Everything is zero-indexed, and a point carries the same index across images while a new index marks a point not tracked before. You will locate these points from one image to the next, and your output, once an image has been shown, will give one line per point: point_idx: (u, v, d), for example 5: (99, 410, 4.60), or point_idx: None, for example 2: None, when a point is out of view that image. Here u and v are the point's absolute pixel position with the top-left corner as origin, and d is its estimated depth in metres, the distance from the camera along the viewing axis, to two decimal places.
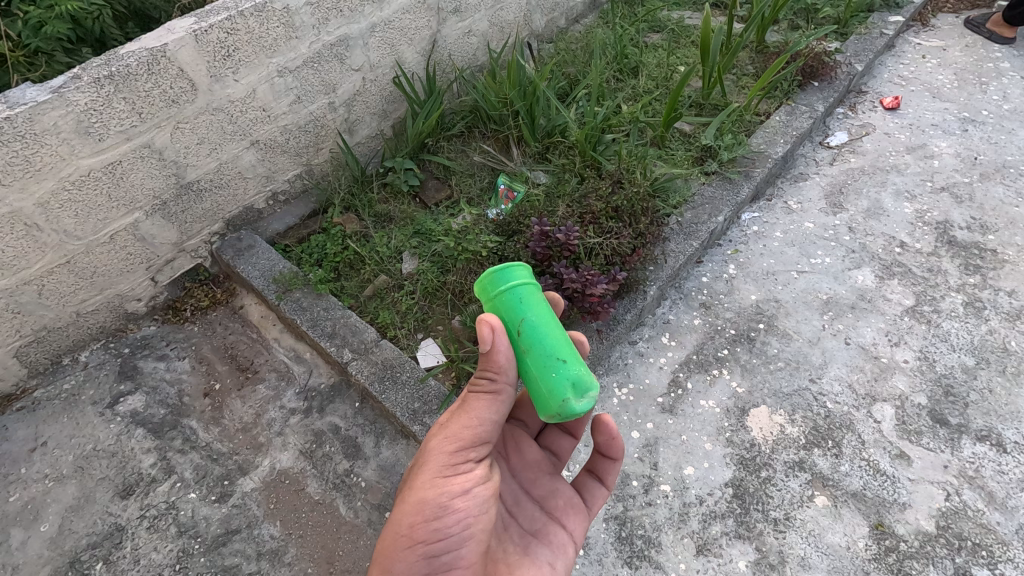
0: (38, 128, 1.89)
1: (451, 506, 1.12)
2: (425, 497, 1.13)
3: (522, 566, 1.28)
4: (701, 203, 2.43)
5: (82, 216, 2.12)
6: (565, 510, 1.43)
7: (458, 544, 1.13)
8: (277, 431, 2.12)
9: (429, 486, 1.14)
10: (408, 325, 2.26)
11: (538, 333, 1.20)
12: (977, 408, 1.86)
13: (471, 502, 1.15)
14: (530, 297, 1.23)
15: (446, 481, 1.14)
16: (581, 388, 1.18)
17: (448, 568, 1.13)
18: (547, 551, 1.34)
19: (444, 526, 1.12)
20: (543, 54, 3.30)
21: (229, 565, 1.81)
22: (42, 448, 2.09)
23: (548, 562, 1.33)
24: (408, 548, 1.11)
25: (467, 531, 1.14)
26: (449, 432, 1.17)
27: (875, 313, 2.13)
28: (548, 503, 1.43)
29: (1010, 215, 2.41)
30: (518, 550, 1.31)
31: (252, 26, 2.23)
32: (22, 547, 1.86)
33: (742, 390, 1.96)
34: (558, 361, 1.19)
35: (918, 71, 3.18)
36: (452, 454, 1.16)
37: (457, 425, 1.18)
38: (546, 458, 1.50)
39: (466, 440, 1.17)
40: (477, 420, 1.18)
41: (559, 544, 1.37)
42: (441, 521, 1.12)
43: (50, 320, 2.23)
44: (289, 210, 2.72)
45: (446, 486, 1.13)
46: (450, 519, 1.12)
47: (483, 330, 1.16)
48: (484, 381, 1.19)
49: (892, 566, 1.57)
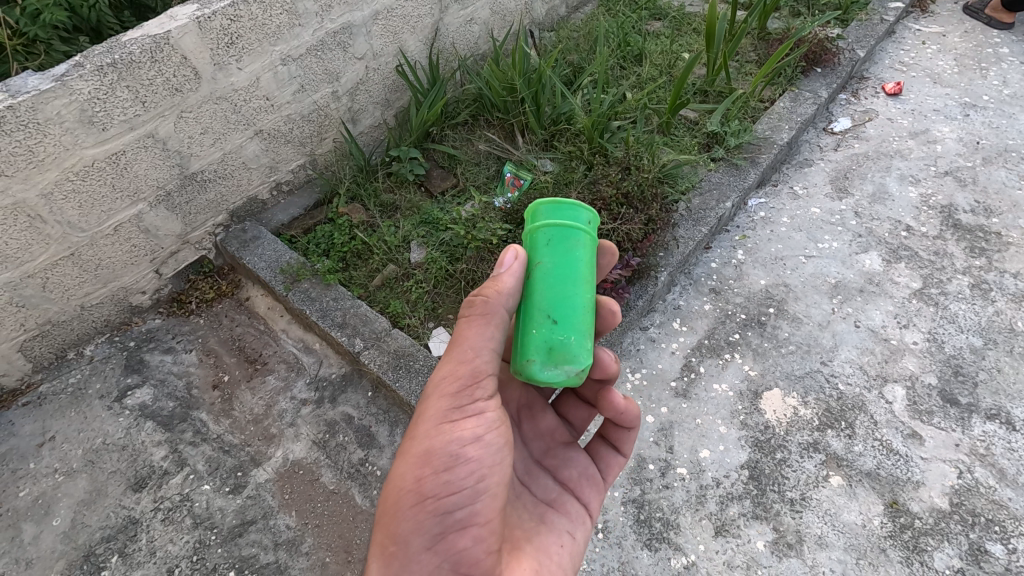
0: (41, 117, 1.85)
1: (461, 454, 1.10)
2: (432, 447, 1.10)
3: (539, 536, 1.29)
4: (709, 189, 2.43)
5: (86, 208, 2.09)
6: (583, 481, 1.45)
7: (471, 497, 1.09)
8: (289, 422, 2.11)
9: (435, 436, 1.12)
10: (418, 314, 2.25)
11: (550, 281, 1.18)
12: (987, 387, 1.89)
13: (482, 450, 1.12)
14: (573, 245, 1.20)
15: (452, 430, 1.12)
16: (552, 360, 1.13)
17: (463, 527, 1.08)
18: (565, 521, 1.36)
19: (455, 476, 1.08)
20: (545, 42, 3.28)
21: (246, 556, 1.80)
22: (50, 443, 2.07)
23: (566, 530, 1.34)
24: (416, 507, 1.08)
25: (481, 483, 1.10)
26: (447, 378, 1.15)
27: (884, 296, 2.15)
28: (562, 474, 1.44)
29: (1014, 198, 2.43)
30: (535, 519, 1.32)
31: (255, 12, 2.20)
32: (35, 541, 1.85)
33: (754, 374, 1.97)
34: (547, 320, 1.15)
35: (918, 57, 3.20)
36: (455, 398, 1.14)
37: (452, 366, 1.16)
38: (560, 428, 1.51)
39: (465, 378, 1.15)
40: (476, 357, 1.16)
41: (576, 514, 1.39)
42: (451, 471, 1.08)
43: (54, 314, 2.20)
44: (293, 201, 2.70)
45: (453, 434, 1.11)
46: (461, 470, 1.09)
47: (506, 256, 1.21)
48: (482, 314, 1.17)
49: (908, 543, 1.59)
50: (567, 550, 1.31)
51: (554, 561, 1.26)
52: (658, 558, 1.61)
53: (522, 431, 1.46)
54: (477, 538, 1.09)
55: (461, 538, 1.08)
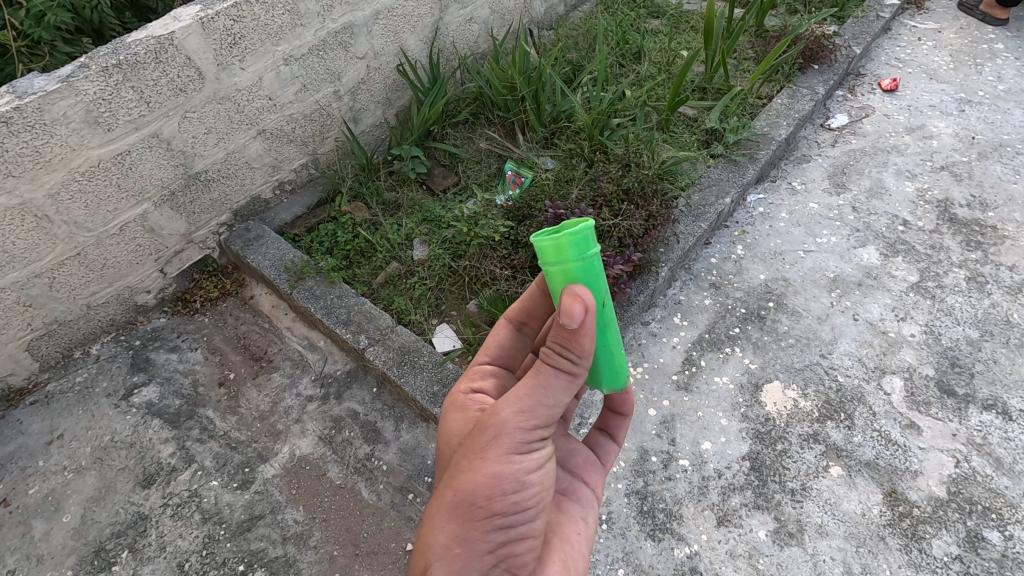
0: (48, 117, 1.87)
1: (526, 479, 1.14)
2: (501, 473, 1.11)
3: (561, 526, 1.31)
4: (708, 185, 2.46)
5: (92, 207, 2.11)
6: (587, 468, 1.45)
7: (530, 514, 1.16)
8: (295, 418, 2.13)
9: (503, 463, 1.11)
10: (422, 310, 2.27)
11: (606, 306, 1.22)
12: (983, 378, 1.92)
13: (540, 472, 1.17)
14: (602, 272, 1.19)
15: (520, 459, 1.13)
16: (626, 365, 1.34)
17: (520, 538, 1.16)
18: (579, 506, 1.37)
19: (520, 498, 1.13)
20: (545, 41, 3.31)
21: (255, 550, 1.83)
22: (58, 441, 2.09)
23: (581, 516, 1.36)
24: (484, 521, 1.11)
25: (537, 501, 1.17)
26: (522, 410, 1.12)
27: (881, 289, 2.18)
28: (569, 462, 1.44)
29: (1009, 192, 2.46)
30: (553, 509, 1.34)
31: (258, 13, 2.22)
32: (45, 538, 1.87)
33: (754, 366, 2.00)
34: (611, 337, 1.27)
35: (914, 53, 3.22)
36: (528, 432, 1.13)
37: (531, 401, 1.13)
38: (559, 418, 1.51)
39: (540, 417, 1.13)
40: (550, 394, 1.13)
41: (587, 499, 1.41)
42: (518, 494, 1.12)
43: (61, 313, 2.21)
44: (296, 200, 2.72)
45: (520, 462, 1.12)
46: (526, 493, 1.14)
47: (576, 310, 1.06)
48: (561, 361, 1.11)
49: (907, 530, 1.62)
50: (585, 537, 1.33)
51: (577, 549, 1.30)
52: (662, 548, 1.63)
53: None
54: (529, 546, 1.17)
55: (517, 547, 1.16)
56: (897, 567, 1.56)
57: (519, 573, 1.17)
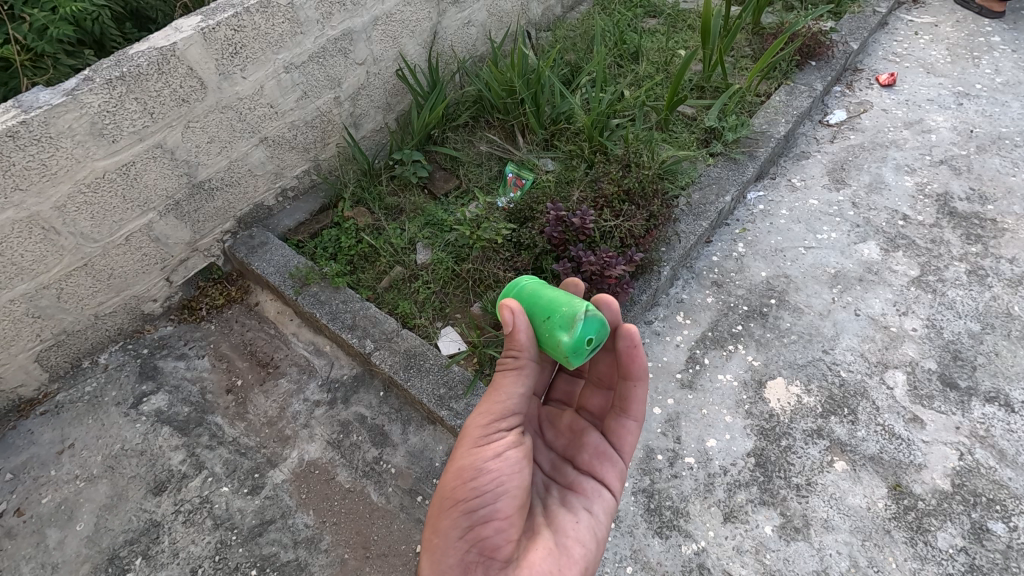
0: (53, 131, 1.89)
1: (485, 465, 1.20)
2: (462, 464, 1.21)
3: (560, 518, 1.32)
4: (708, 183, 2.48)
5: (99, 218, 2.13)
6: (602, 462, 1.44)
7: (494, 499, 1.19)
8: (303, 423, 2.15)
9: (464, 453, 1.23)
10: (426, 314, 2.29)
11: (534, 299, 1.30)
12: (985, 370, 1.93)
13: (505, 462, 1.21)
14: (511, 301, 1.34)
15: (478, 447, 1.22)
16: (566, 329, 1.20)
17: (486, 521, 1.18)
18: (584, 500, 1.38)
19: (480, 482, 1.19)
20: (543, 43, 3.32)
21: (267, 554, 1.85)
22: (70, 450, 2.11)
23: (585, 509, 1.36)
24: (451, 508, 1.20)
25: (502, 487, 1.20)
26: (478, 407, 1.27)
27: (883, 284, 2.19)
28: (580, 458, 1.45)
29: (1008, 185, 2.47)
30: (556, 503, 1.37)
31: (258, 22, 2.24)
32: (60, 546, 1.89)
33: (757, 363, 2.02)
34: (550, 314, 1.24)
35: (911, 48, 3.23)
36: (483, 424, 1.23)
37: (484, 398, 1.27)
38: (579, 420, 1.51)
39: (492, 409, 1.24)
40: (500, 391, 1.25)
41: (595, 492, 1.40)
42: (477, 480, 1.19)
43: (69, 323, 2.24)
44: (299, 206, 2.74)
45: (479, 452, 1.21)
46: (484, 478, 1.19)
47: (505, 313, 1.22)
48: (508, 359, 1.25)
49: (912, 523, 1.64)
50: (587, 526, 1.33)
51: (573, 539, 1.29)
52: (669, 545, 1.65)
53: (541, 436, 1.50)
54: (499, 530, 1.19)
55: (485, 530, 1.18)
56: (903, 560, 1.58)
57: (497, 558, 1.18)
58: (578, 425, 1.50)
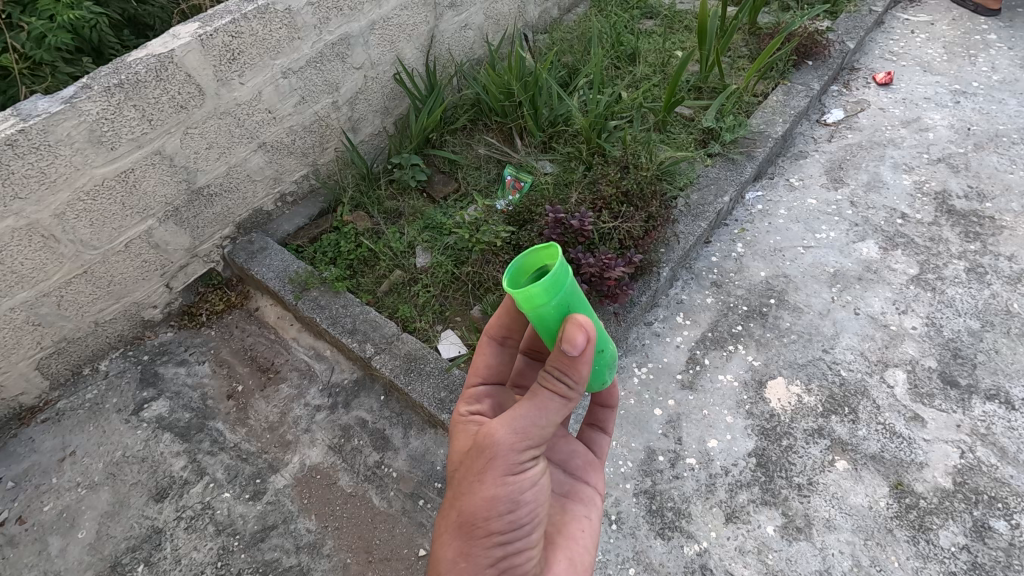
0: (52, 139, 1.89)
1: (521, 497, 1.17)
2: (497, 494, 1.14)
3: (567, 528, 1.33)
4: (706, 184, 2.48)
5: (98, 225, 2.13)
6: (589, 468, 1.47)
7: (527, 529, 1.18)
8: (304, 428, 2.15)
9: (498, 483, 1.14)
10: (426, 317, 2.29)
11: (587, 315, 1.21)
12: (985, 368, 1.93)
13: (535, 488, 1.20)
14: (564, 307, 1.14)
15: (513, 477, 1.16)
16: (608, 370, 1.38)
17: (518, 551, 1.17)
18: (583, 506, 1.39)
19: (515, 514, 1.16)
20: (540, 46, 3.33)
21: (269, 560, 1.84)
22: (71, 457, 2.11)
23: (585, 516, 1.37)
24: (484, 539, 1.15)
25: (533, 516, 1.19)
26: (516, 432, 1.14)
27: (882, 283, 2.19)
28: (569, 465, 1.45)
29: (1006, 182, 2.48)
30: (555, 511, 1.35)
31: (255, 28, 2.24)
32: (62, 554, 1.89)
33: (758, 363, 2.02)
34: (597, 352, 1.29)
35: (907, 46, 3.24)
36: (520, 453, 1.15)
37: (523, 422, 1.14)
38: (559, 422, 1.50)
39: (533, 437, 1.16)
40: (542, 419, 1.15)
41: (590, 497, 1.42)
42: (513, 512, 1.16)
43: (69, 331, 2.24)
44: (298, 211, 2.74)
45: (515, 480, 1.16)
46: (521, 510, 1.17)
47: (578, 338, 1.08)
48: (556, 382, 1.13)
49: (914, 522, 1.64)
50: (590, 534, 1.35)
51: (581, 546, 1.32)
52: (672, 546, 1.65)
53: None
54: (529, 557, 1.19)
55: (518, 559, 1.17)
56: (905, 559, 1.58)
57: None
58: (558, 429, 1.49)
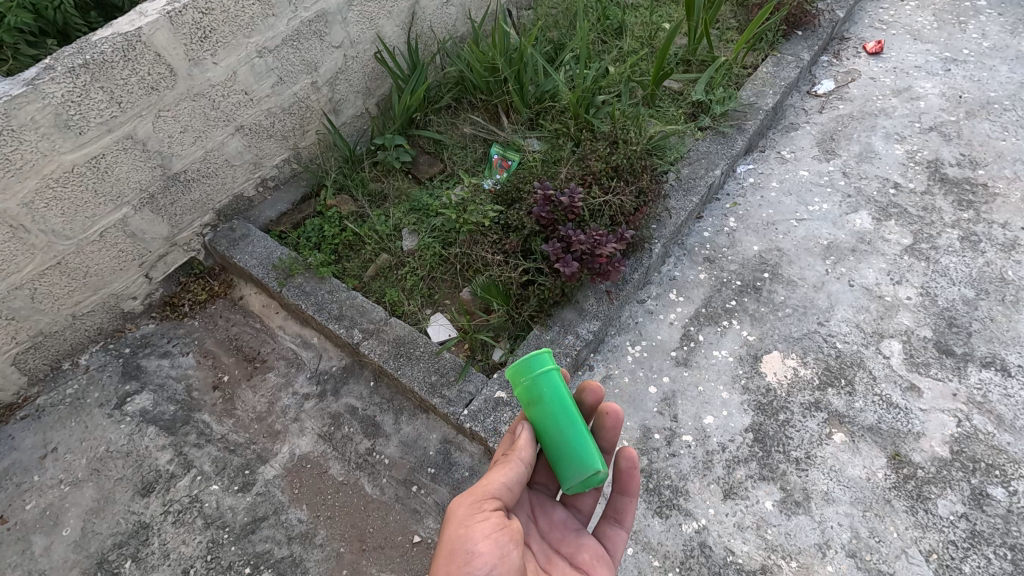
0: (15, 123, 1.81)
1: (476, 547, 1.09)
2: (453, 545, 1.10)
3: None
4: (697, 158, 2.44)
5: (70, 214, 2.05)
6: (596, 563, 1.34)
7: None
8: (293, 417, 2.11)
9: (451, 536, 1.11)
10: (415, 301, 2.22)
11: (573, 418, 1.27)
12: (981, 336, 1.91)
13: (496, 543, 1.11)
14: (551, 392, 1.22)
15: (466, 529, 1.11)
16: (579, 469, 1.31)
17: None
18: None
19: (472, 568, 1.07)
20: (524, 21, 3.25)
21: (261, 552, 1.80)
22: (53, 454, 2.05)
23: None
24: None
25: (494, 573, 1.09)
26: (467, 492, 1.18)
27: (876, 254, 2.17)
28: (576, 558, 1.33)
29: (998, 149, 2.45)
30: None
31: (227, 4, 2.15)
32: (46, 553, 1.84)
33: (753, 338, 1.99)
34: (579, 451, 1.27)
35: (897, 14, 3.19)
36: (473, 505, 1.15)
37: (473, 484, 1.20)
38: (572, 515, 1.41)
39: (482, 490, 1.17)
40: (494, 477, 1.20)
41: None
42: (471, 564, 1.08)
43: (46, 324, 2.17)
44: (280, 196, 2.67)
45: (470, 532, 1.11)
46: (477, 560, 1.08)
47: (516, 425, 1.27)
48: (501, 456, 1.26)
49: (912, 492, 1.62)
50: None
51: None
52: (670, 525, 1.63)
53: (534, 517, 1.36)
54: None
55: None
56: (904, 529, 1.56)
57: None
58: (571, 523, 1.39)
